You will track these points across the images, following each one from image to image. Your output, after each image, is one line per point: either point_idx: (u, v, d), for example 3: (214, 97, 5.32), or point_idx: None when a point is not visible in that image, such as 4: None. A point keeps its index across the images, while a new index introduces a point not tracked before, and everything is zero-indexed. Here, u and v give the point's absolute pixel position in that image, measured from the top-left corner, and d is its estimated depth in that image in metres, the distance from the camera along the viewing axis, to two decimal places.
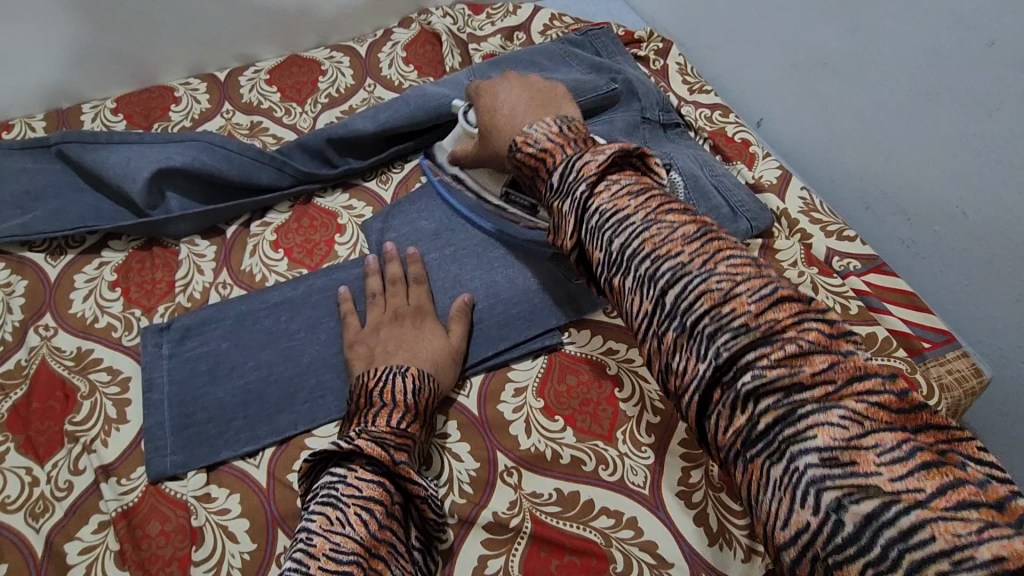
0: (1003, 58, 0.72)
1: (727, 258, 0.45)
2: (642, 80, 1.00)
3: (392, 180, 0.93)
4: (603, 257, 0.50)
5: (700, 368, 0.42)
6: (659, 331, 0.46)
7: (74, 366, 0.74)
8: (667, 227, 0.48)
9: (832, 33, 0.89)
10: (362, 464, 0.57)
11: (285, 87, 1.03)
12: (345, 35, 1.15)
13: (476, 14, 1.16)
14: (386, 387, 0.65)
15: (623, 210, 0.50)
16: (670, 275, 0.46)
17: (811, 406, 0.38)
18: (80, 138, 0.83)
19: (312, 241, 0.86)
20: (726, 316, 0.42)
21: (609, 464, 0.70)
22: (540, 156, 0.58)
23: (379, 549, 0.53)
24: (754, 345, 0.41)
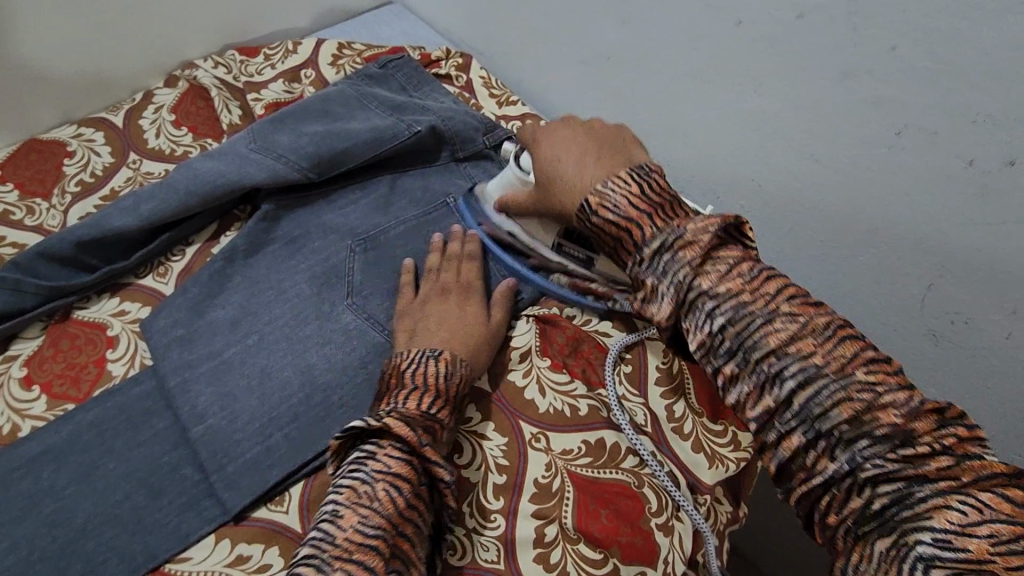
0: (753, 37, 0.73)
1: (788, 296, 0.52)
2: (445, 113, 0.92)
3: (172, 271, 0.82)
4: (700, 343, 0.53)
5: (832, 467, 0.47)
6: (780, 428, 0.49)
7: None
8: (790, 321, 0.50)
9: (607, 28, 0.88)
10: (390, 443, 0.58)
11: (22, 181, 0.87)
12: (97, 104, 0.99)
13: (251, 57, 1.04)
14: (418, 370, 0.65)
15: (742, 296, 0.52)
16: (795, 382, 0.48)
17: (931, 495, 0.44)
18: None
19: (76, 365, 0.74)
20: (868, 424, 0.47)
21: (458, 547, 0.64)
22: (621, 230, 0.60)
23: (404, 527, 0.53)
24: (886, 453, 0.46)
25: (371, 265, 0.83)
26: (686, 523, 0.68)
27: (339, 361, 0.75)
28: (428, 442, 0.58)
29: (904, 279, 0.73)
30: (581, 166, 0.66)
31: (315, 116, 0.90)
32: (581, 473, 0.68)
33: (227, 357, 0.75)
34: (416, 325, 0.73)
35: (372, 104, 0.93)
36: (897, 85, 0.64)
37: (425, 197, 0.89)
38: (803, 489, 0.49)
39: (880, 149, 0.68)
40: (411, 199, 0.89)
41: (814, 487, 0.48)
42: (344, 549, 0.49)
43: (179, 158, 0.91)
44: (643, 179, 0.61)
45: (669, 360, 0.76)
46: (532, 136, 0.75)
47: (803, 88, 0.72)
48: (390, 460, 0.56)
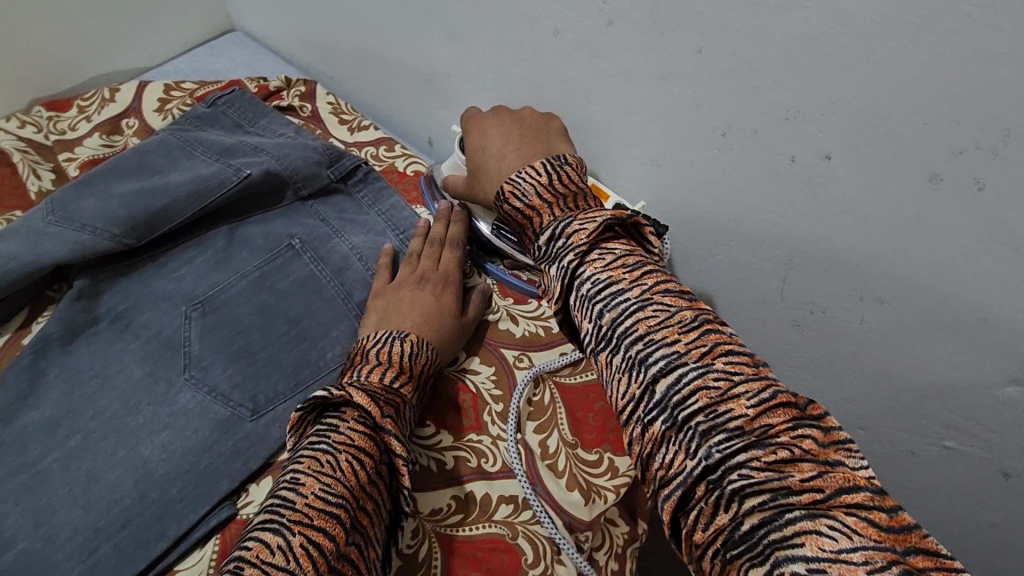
0: (571, 45, 0.69)
1: (664, 289, 0.47)
2: (279, 150, 0.85)
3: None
4: (591, 329, 0.48)
5: (689, 464, 0.41)
6: (643, 418, 0.44)
7: None
8: (662, 310, 0.45)
9: (438, 44, 0.83)
10: (353, 414, 0.54)
11: None
12: None
13: (63, 110, 0.94)
14: (384, 348, 0.63)
15: (618, 282, 0.47)
16: (659, 369, 0.44)
17: (799, 510, 0.37)
18: None
19: None
20: (723, 417, 0.41)
21: None
22: (525, 217, 0.56)
23: (365, 502, 0.49)
24: (750, 450, 0.40)
25: (209, 330, 0.75)
26: (568, 566, 0.64)
27: (176, 448, 0.67)
28: (389, 416, 0.56)
29: (760, 274, 0.72)
30: (502, 152, 0.65)
31: (129, 171, 0.81)
32: (452, 534, 0.64)
33: (43, 463, 0.66)
34: (387, 307, 0.71)
35: (197, 149, 0.84)
36: (712, 85, 0.62)
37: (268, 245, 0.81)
38: (664, 489, 0.42)
39: (711, 148, 0.66)
40: (253, 248, 0.81)
41: (665, 471, 0.42)
42: (304, 514, 0.45)
43: None
44: (557, 170, 0.58)
45: (539, 392, 0.73)
46: (465, 124, 0.71)
47: (629, 94, 0.69)
48: (352, 432, 0.52)
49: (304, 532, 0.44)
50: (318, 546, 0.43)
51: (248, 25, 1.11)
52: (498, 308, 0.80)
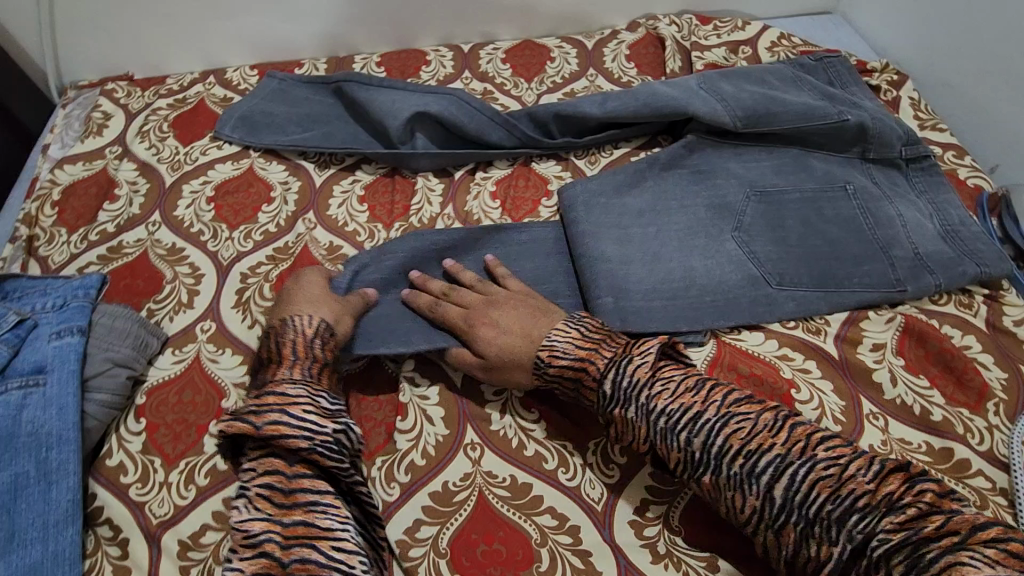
0: None
1: (736, 402, 0.58)
2: (736, 104, 0.93)
3: (493, 173, 0.97)
4: (682, 458, 0.57)
5: (835, 550, 0.50)
6: (776, 524, 0.53)
7: (168, 257, 0.87)
8: (744, 421, 0.56)
9: None
10: (249, 449, 0.58)
11: (391, 69, 1.14)
12: (457, 30, 1.22)
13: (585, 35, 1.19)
14: (270, 352, 0.66)
15: (693, 407, 0.58)
16: (757, 469, 0.54)
17: (939, 551, 0.46)
18: (251, 101, 1.07)
19: (392, 202, 0.93)
20: (849, 498, 0.50)
21: (570, 468, 0.68)
22: (575, 372, 0.64)
23: (292, 514, 0.54)
24: (881, 518, 0.49)
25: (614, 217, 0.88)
26: None
27: (559, 278, 0.84)
28: (266, 423, 0.57)
29: None
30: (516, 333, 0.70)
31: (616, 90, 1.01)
32: None
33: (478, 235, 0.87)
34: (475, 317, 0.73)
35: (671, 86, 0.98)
36: None
37: (687, 181, 0.92)
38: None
39: None
40: (672, 177, 0.92)
41: (813, 562, 0.51)
42: (250, 475, 0.56)
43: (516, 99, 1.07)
44: (581, 327, 0.68)
45: (846, 425, 0.70)
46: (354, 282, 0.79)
47: None
48: (250, 468, 0.56)
49: (257, 485, 0.55)
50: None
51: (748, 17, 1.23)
52: (883, 362, 0.76)
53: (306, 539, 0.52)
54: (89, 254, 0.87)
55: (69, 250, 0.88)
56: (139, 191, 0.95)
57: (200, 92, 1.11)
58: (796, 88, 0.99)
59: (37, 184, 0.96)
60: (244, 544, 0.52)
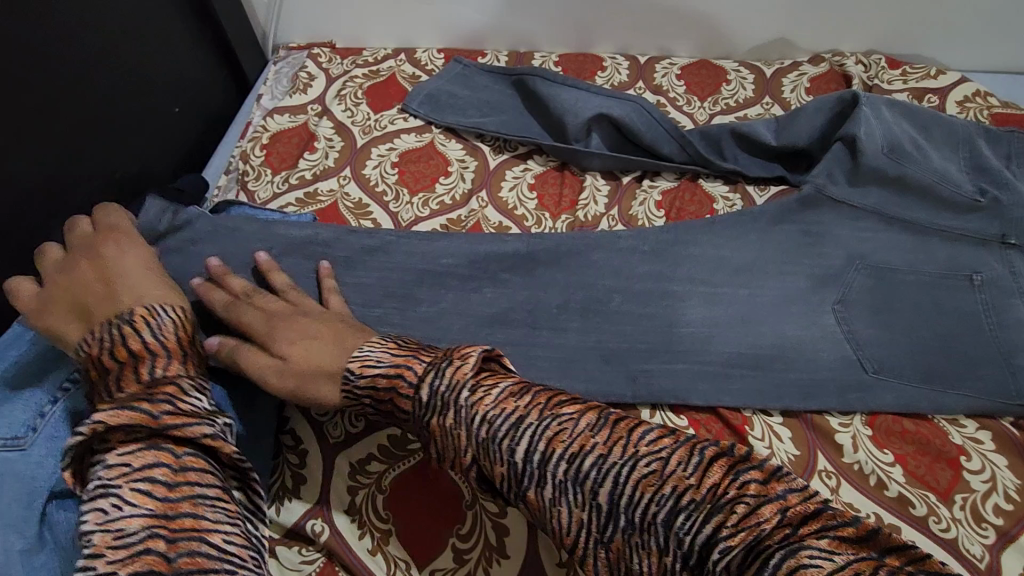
0: None
1: (557, 404, 0.55)
2: (900, 147, 0.85)
3: (660, 182, 0.99)
4: (508, 474, 0.53)
5: (665, 560, 0.48)
6: (605, 538, 0.51)
7: (353, 210, 0.96)
8: (568, 422, 0.54)
9: None
10: (119, 437, 0.55)
11: (568, 70, 1.19)
12: (635, 43, 1.26)
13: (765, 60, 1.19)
14: (115, 347, 0.61)
15: (515, 412, 0.54)
16: (557, 470, 0.52)
17: (778, 550, 0.42)
18: (437, 79, 1.14)
19: (561, 195, 0.99)
20: (670, 496, 0.48)
21: None
22: (389, 382, 0.59)
23: (178, 507, 0.53)
24: (702, 521, 0.47)
25: None
26: None
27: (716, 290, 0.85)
28: (154, 415, 0.56)
29: None
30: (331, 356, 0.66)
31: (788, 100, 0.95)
32: None
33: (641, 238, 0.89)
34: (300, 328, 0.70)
35: (835, 116, 0.92)
36: None
37: (872, 215, 0.84)
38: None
39: None
40: None
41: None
42: (119, 471, 0.54)
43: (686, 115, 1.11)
44: (401, 341, 0.64)
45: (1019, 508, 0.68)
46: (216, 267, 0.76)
47: None
48: (129, 463, 0.54)
49: (134, 479, 0.53)
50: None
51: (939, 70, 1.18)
52: None
53: (194, 533, 0.52)
54: (290, 195, 0.98)
55: (272, 188, 0.99)
56: (334, 147, 1.05)
57: (392, 67, 1.20)
58: (967, 142, 0.87)
59: (250, 128, 1.09)
60: (115, 544, 0.50)
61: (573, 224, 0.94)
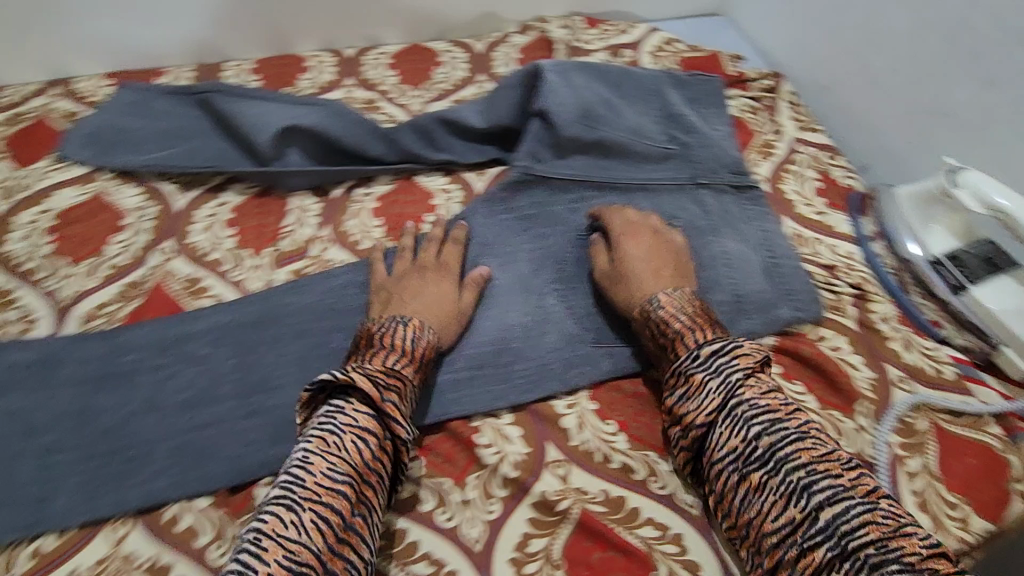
0: None
1: (759, 362, 0.66)
2: (710, 137, 0.96)
3: (488, 173, 0.97)
4: (707, 421, 0.64)
5: (794, 512, 0.56)
6: (743, 470, 0.60)
7: (185, 289, 0.81)
8: (762, 385, 0.64)
9: (963, 86, 0.87)
10: (358, 399, 0.62)
11: (402, 71, 1.11)
12: (462, 30, 1.24)
13: (590, 28, 1.19)
14: (388, 334, 0.69)
15: (738, 367, 0.65)
16: (825, 497, 0.55)
17: (865, 513, 0.53)
18: (224, 89, 0.96)
19: (405, 215, 0.91)
20: (821, 469, 0.57)
21: (660, 477, 0.69)
22: (681, 328, 0.69)
23: (369, 476, 0.59)
24: (887, 536, 0.52)
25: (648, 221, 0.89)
26: None
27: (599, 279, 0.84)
28: (389, 401, 0.62)
29: None
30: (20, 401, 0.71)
31: (607, 83, 0.98)
32: None
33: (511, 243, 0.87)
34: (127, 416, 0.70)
35: (653, 103, 0.99)
36: None
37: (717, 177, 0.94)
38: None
39: None
40: (698, 179, 0.93)
41: (772, 529, 0.57)
42: (312, 496, 0.55)
43: None
44: (422, 318, 0.72)
45: (913, 417, 0.74)
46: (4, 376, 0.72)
47: None
48: (357, 417, 0.61)
49: (354, 432, 0.60)
50: (327, 519, 0.54)
51: (737, 16, 1.28)
52: (898, 331, 0.81)
53: (356, 529, 0.56)
54: (104, 291, 0.81)
55: (77, 284, 0.81)
56: (145, 216, 0.88)
57: None
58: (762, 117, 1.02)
59: (21, 216, 0.88)
60: (283, 559, 0.51)
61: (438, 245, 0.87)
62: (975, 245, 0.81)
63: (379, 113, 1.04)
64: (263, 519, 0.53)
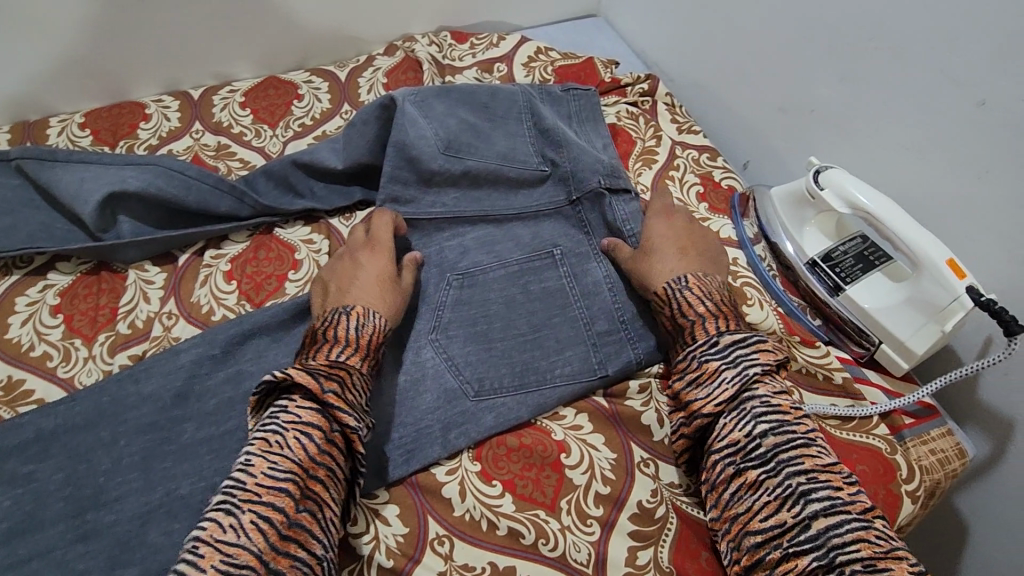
0: (995, 120, 0.68)
1: (735, 331, 0.65)
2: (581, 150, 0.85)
3: (355, 218, 0.90)
4: (706, 405, 0.61)
5: (781, 513, 0.54)
6: (741, 465, 0.58)
7: (3, 396, 0.72)
8: (752, 358, 0.62)
9: (821, 80, 0.85)
10: (301, 396, 0.60)
11: (257, 109, 1.02)
12: (324, 57, 1.17)
13: (460, 43, 1.14)
14: (331, 326, 0.66)
15: (716, 337, 0.64)
16: (821, 507, 0.53)
17: (852, 520, 0.52)
18: (38, 154, 0.82)
19: (262, 274, 0.83)
20: (816, 474, 0.55)
21: (549, 538, 0.64)
22: (702, 313, 0.66)
23: (315, 472, 0.57)
24: (871, 541, 0.51)
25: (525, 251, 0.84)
26: None
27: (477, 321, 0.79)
28: (333, 391, 0.60)
29: None
30: None
31: (476, 105, 0.89)
32: (688, 510, 0.67)
33: None
34: None
35: (525, 118, 0.89)
36: None
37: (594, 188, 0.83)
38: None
39: None
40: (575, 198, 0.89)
41: (756, 526, 0.55)
42: (253, 497, 0.52)
43: None
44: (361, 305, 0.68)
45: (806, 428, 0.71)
46: None
47: None
48: (301, 413, 0.58)
49: (296, 429, 0.57)
50: (269, 518, 0.52)
51: (612, 16, 1.25)
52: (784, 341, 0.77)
53: (302, 535, 0.53)
54: None
55: None
56: None
57: None
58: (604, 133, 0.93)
59: None
60: (220, 563, 0.49)
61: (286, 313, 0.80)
62: (847, 242, 0.80)
63: (232, 159, 0.96)
64: (201, 525, 0.51)
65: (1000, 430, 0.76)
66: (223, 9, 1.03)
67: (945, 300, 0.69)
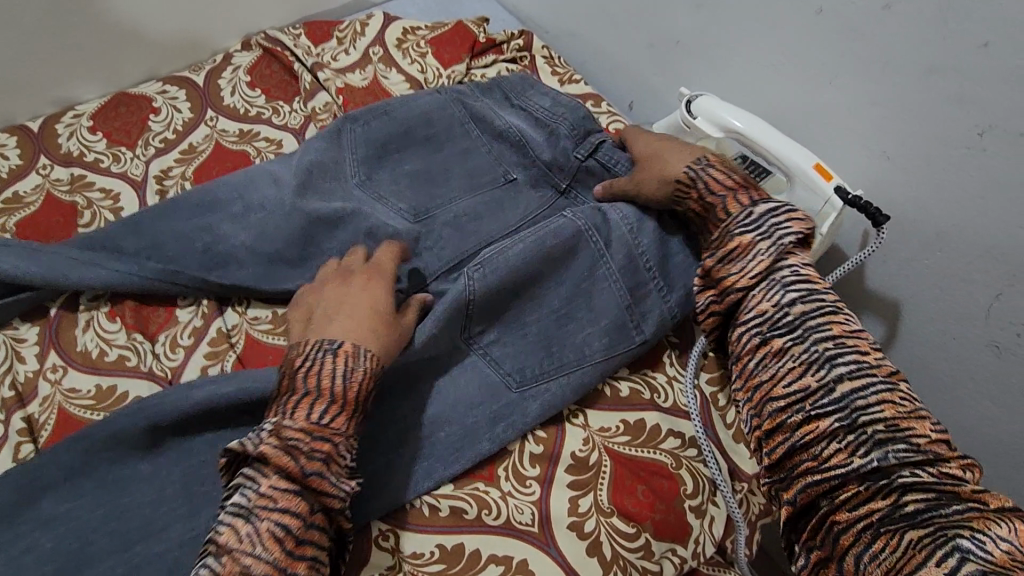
0: (833, 25, 0.71)
1: (760, 202, 0.65)
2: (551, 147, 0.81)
3: None
4: (737, 280, 0.62)
5: (808, 377, 0.55)
6: (767, 333, 0.59)
7: None
8: (785, 235, 0.62)
9: (679, 11, 0.87)
10: (274, 473, 0.52)
11: (111, 131, 0.94)
12: (176, 62, 1.07)
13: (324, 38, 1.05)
14: (311, 372, 0.57)
15: (755, 211, 0.64)
16: (847, 370, 0.54)
17: (879, 385, 0.54)
18: None
19: (149, 306, 0.78)
20: (846, 342, 0.56)
21: (492, 507, 0.65)
22: (716, 196, 0.67)
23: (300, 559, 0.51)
24: (892, 403, 0.53)
25: None
26: (720, 508, 0.69)
27: None
28: (314, 469, 0.53)
29: (969, 286, 0.72)
30: None
31: (417, 145, 0.82)
32: (620, 451, 0.69)
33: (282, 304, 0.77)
34: None
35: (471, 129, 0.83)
36: (978, 81, 0.63)
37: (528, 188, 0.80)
38: (820, 475, 0.53)
39: (952, 147, 0.67)
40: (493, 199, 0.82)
41: (782, 391, 0.56)
42: None
43: (256, 119, 0.96)
44: (338, 350, 0.58)
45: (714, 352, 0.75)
46: None
47: (881, 80, 0.70)
48: (274, 493, 0.51)
49: (271, 518, 0.51)
50: None
51: None
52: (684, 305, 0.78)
53: None
54: None
55: None
56: None
57: None
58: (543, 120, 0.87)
59: None
60: None
61: (187, 341, 0.76)
62: (729, 164, 0.82)
63: (91, 190, 0.88)
64: None
65: (890, 312, 0.82)
66: (43, 30, 0.92)
67: (818, 205, 0.73)
